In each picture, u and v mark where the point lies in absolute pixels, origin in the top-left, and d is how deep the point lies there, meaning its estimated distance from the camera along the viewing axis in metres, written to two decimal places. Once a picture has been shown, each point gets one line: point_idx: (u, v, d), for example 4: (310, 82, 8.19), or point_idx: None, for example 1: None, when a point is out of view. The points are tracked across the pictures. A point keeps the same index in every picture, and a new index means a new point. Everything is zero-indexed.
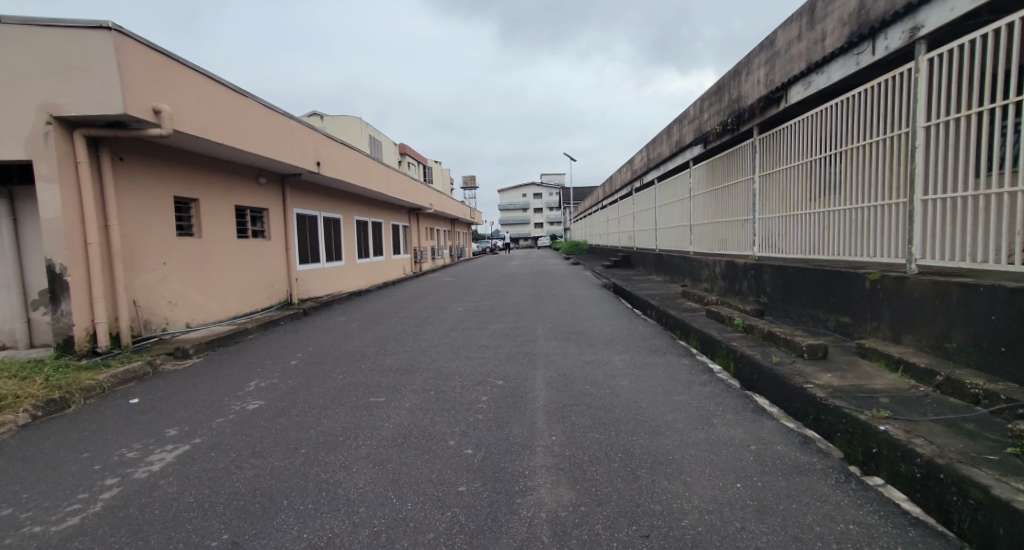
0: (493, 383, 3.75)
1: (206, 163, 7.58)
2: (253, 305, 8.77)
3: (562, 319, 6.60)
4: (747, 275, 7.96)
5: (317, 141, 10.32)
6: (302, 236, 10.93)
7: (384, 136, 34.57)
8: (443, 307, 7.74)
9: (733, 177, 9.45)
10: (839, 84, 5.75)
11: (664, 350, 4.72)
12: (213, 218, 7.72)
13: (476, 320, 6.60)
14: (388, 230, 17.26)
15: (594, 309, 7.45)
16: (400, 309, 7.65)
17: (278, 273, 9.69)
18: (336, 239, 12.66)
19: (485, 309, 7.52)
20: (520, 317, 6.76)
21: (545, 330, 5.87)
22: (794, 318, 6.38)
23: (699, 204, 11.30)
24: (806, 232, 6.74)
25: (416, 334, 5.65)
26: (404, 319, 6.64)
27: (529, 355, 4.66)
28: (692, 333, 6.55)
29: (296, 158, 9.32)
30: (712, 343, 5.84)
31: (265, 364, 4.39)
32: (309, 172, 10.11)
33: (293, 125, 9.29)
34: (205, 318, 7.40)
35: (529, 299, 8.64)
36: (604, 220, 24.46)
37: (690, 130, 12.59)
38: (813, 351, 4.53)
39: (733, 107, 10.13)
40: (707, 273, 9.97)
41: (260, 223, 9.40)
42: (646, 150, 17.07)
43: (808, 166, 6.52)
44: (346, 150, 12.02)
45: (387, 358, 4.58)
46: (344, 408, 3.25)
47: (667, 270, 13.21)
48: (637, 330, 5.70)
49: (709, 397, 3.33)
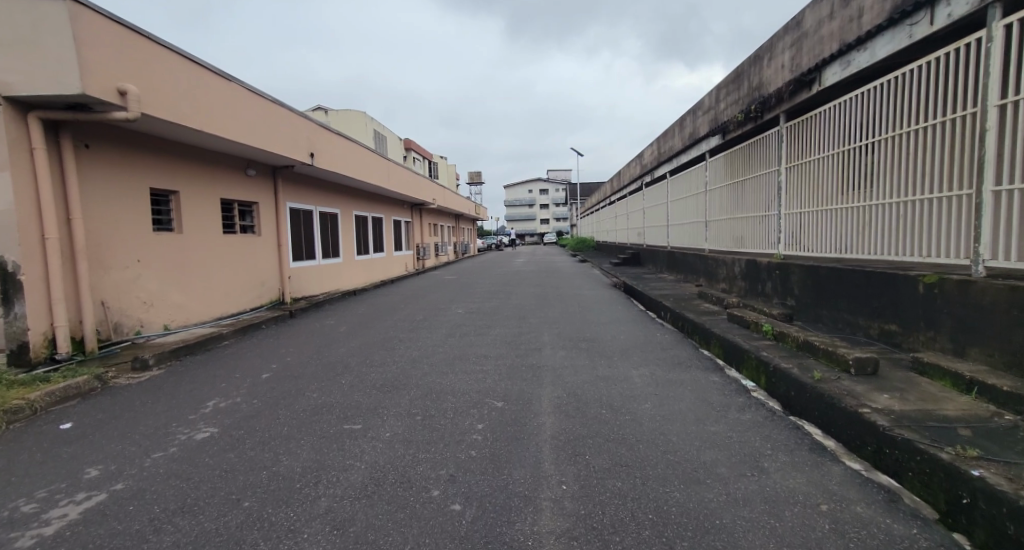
0: (491, 405, 3.19)
1: (186, 152, 7.07)
2: (241, 305, 8.27)
3: (571, 323, 6.02)
4: (771, 275, 7.32)
5: (311, 132, 9.78)
6: (296, 232, 10.41)
7: (388, 131, 34.06)
8: (441, 309, 7.19)
9: (755, 169, 8.79)
10: (885, 62, 5.06)
11: (688, 364, 4.13)
12: (195, 212, 7.22)
13: (477, 324, 6.04)
14: (390, 226, 16.73)
15: (605, 312, 6.84)
16: (396, 310, 7.10)
17: (269, 271, 9.19)
18: (333, 236, 12.14)
19: (487, 312, 6.95)
20: (524, 322, 6.18)
21: (552, 337, 5.28)
22: (827, 324, 5.75)
23: (715, 199, 10.64)
24: (840, 229, 6.10)
25: (409, 341, 5.09)
26: (399, 323, 6.11)
27: (534, 368, 4.09)
28: (714, 340, 5.95)
29: (287, 149, 8.78)
30: (738, 352, 5.23)
31: (233, 378, 3.85)
32: (302, 164, 9.56)
33: (284, 114, 8.74)
34: (186, 319, 6.92)
35: (534, 300, 8.07)
36: (612, 216, 23.82)
37: (705, 121, 11.91)
38: (861, 366, 3.92)
39: (754, 94, 9.45)
40: (724, 272, 9.33)
41: (248, 218, 8.87)
42: (658, 143, 16.40)
43: (843, 156, 5.90)
44: (344, 142, 11.46)
45: (373, 370, 4.03)
46: (309, 439, 2.70)
47: (680, 268, 12.58)
48: (655, 339, 5.10)
49: (751, 429, 2.74)
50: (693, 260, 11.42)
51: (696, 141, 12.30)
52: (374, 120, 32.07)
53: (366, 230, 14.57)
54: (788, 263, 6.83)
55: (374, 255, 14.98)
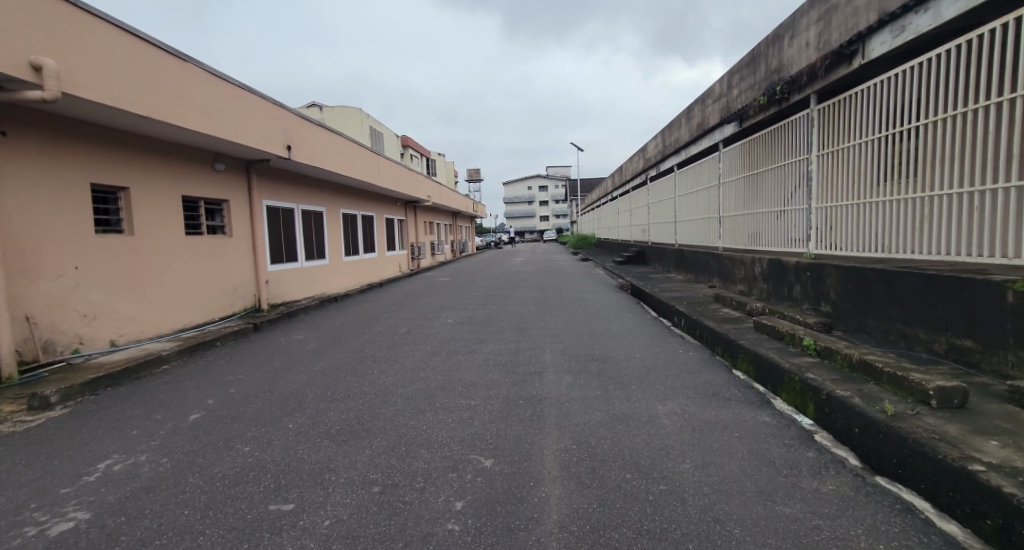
0: (477, 467, 2.38)
1: (137, 143, 6.25)
2: (208, 314, 7.46)
3: (577, 337, 5.22)
4: (801, 277, 6.51)
5: (287, 122, 8.95)
6: (275, 232, 9.59)
7: (383, 128, 33.22)
8: (430, 319, 6.39)
9: (776, 160, 7.96)
10: (950, 24, 4.22)
11: (727, 395, 3.31)
12: (150, 211, 6.41)
13: (468, 339, 5.24)
14: (381, 225, 15.93)
15: (615, 322, 6.04)
16: (378, 321, 6.32)
17: (242, 276, 8.37)
18: (317, 236, 11.32)
19: (481, 322, 6.17)
20: (524, 335, 5.39)
21: (557, 356, 4.48)
22: (876, 336, 4.92)
23: (729, 193, 9.83)
24: (887, 225, 5.28)
25: (385, 363, 4.29)
26: (379, 337, 5.32)
27: (536, 403, 3.27)
28: (744, 353, 5.16)
29: (258, 141, 7.96)
30: (777, 373, 4.42)
31: (152, 420, 3.01)
32: (278, 158, 8.72)
33: (253, 101, 7.91)
34: (139, 333, 6.10)
35: (535, 306, 7.29)
36: (614, 213, 23.05)
37: (716, 110, 11.08)
38: (945, 397, 3.08)
39: (773, 78, 8.60)
40: (743, 273, 8.53)
41: (217, 217, 8.03)
42: (662, 135, 15.58)
43: (892, 140, 5.07)
44: (327, 134, 10.62)
45: (332, 407, 3.21)
46: (211, 534, 1.87)
47: (690, 268, 11.77)
48: (679, 358, 4.28)
49: (842, 511, 1.91)
50: (705, 259, 10.62)
51: (706, 131, 11.46)
52: (370, 117, 31.20)
53: (356, 230, 13.76)
54: (821, 264, 6.02)
55: (364, 256, 14.19)
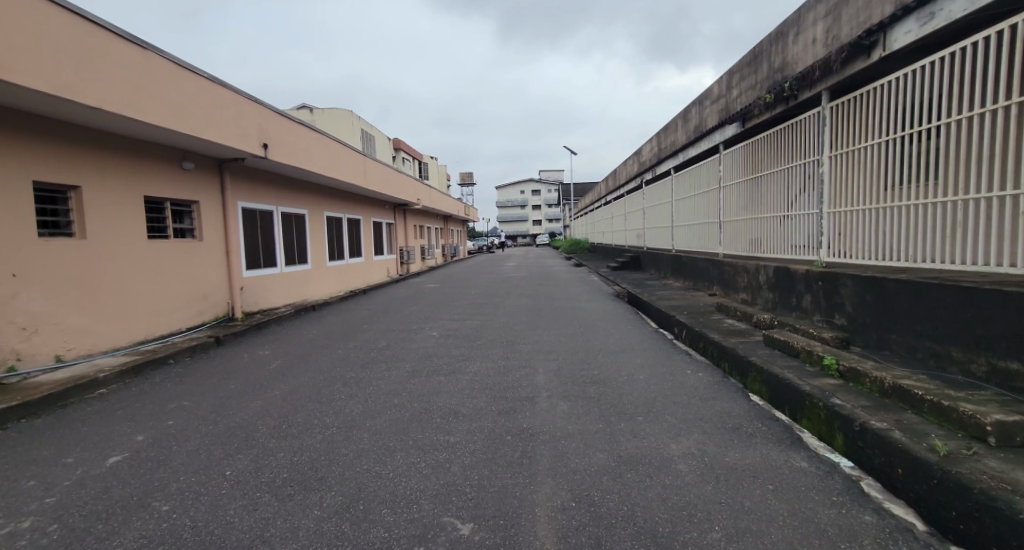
0: (452, 537, 1.87)
1: (90, 138, 5.69)
2: (173, 325, 6.88)
3: (573, 354, 4.74)
4: (812, 287, 6.07)
5: (263, 119, 8.42)
6: (251, 236, 9.02)
7: (375, 130, 32.70)
8: (413, 332, 5.88)
9: (780, 162, 7.57)
10: (989, 9, 3.80)
11: (752, 430, 2.83)
12: (105, 212, 5.84)
13: (453, 356, 4.73)
14: (369, 229, 15.40)
15: (614, 336, 5.56)
16: (356, 333, 5.79)
17: (213, 283, 7.80)
18: (298, 240, 10.74)
19: (468, 335, 5.67)
20: (514, 351, 4.90)
21: (550, 378, 3.99)
22: (902, 353, 4.48)
23: (730, 198, 9.43)
24: (910, 232, 4.85)
25: (356, 387, 3.77)
26: (354, 354, 4.80)
27: (527, 441, 2.76)
28: (756, 371, 4.71)
29: (231, 138, 7.42)
30: (797, 396, 3.95)
31: (60, 465, 2.45)
32: (253, 156, 8.16)
33: (224, 95, 7.38)
34: (90, 347, 5.52)
35: (527, 317, 6.80)
36: (608, 217, 22.69)
37: (715, 112, 10.70)
38: (1007, 434, 2.62)
39: (777, 77, 8.22)
40: (745, 281, 8.11)
41: (185, 219, 7.45)
42: (658, 138, 15.22)
43: (917, 140, 4.66)
44: (309, 132, 10.06)
45: (283, 446, 2.68)
46: None
47: (687, 275, 11.36)
48: (688, 381, 3.81)
49: None
50: (704, 266, 10.22)
51: (705, 133, 11.10)
52: (361, 120, 30.68)
53: (341, 234, 13.22)
54: (835, 274, 5.59)
55: (350, 261, 13.64)
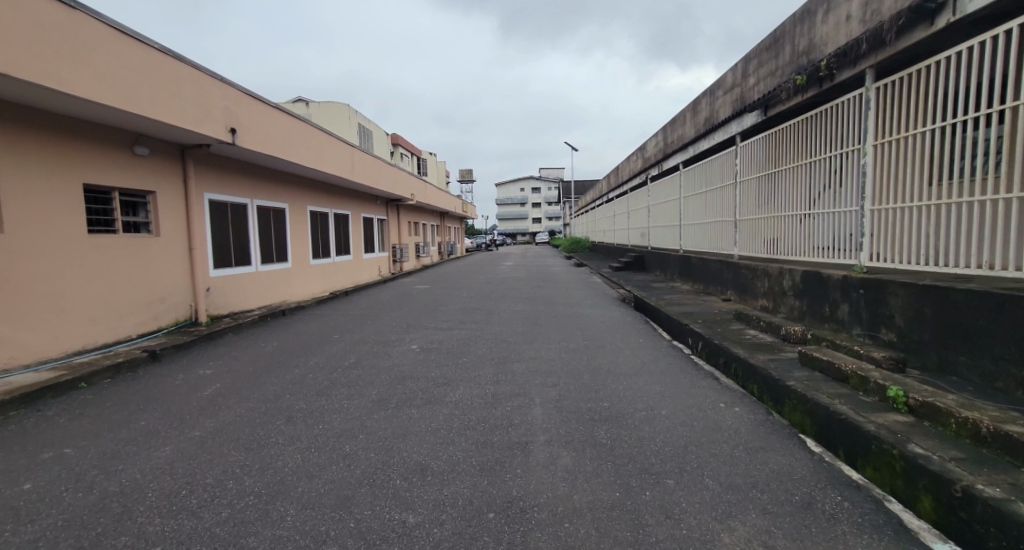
0: None
1: (10, 115, 4.86)
2: (120, 332, 6.07)
3: (577, 377, 3.95)
4: (851, 296, 5.27)
5: (232, 101, 7.58)
6: (220, 232, 8.19)
7: (371, 124, 31.92)
8: (390, 345, 5.07)
9: (806, 155, 6.75)
10: None
11: (829, 508, 2.01)
12: (29, 203, 5.00)
13: (432, 378, 3.93)
14: (358, 225, 14.59)
15: (625, 352, 4.76)
16: (323, 346, 4.97)
17: (171, 283, 6.98)
18: (275, 236, 9.91)
19: (453, 349, 4.87)
20: (507, 372, 4.10)
21: (550, 412, 3.18)
22: (977, 382, 3.67)
23: (747, 195, 8.63)
24: (983, 232, 4.02)
25: (303, 424, 2.96)
26: (314, 375, 3.99)
27: (515, 523, 1.95)
28: (797, 398, 3.91)
29: (190, 120, 6.58)
30: (857, 437, 3.13)
31: None
32: (218, 142, 7.30)
33: (182, 73, 6.55)
34: (7, 360, 4.71)
35: (523, 326, 6.00)
36: (610, 215, 21.92)
37: (730, 102, 9.88)
38: None
39: (802, 61, 7.39)
40: (766, 286, 7.32)
41: (138, 212, 6.62)
42: (664, 132, 14.43)
43: (995, 122, 3.85)
44: (287, 119, 9.20)
45: (162, 534, 1.86)
46: None
47: (697, 278, 10.58)
48: (723, 419, 3.00)
49: None
50: (717, 268, 9.43)
51: (718, 125, 10.28)
52: (358, 113, 29.84)
53: (326, 230, 12.41)
54: (882, 281, 4.79)
55: (336, 259, 12.83)
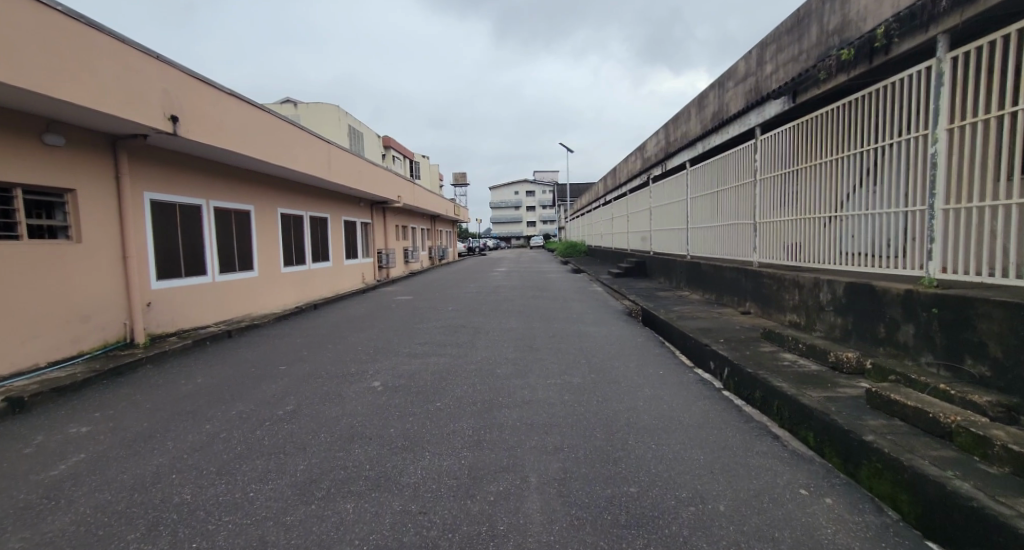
0: None
1: None
2: (22, 361, 4.95)
3: (587, 437, 2.89)
4: (918, 316, 4.27)
5: (174, 84, 6.40)
6: (166, 237, 7.10)
7: (361, 125, 30.83)
8: (347, 382, 4.01)
9: (841, 147, 5.75)
10: None
11: None
12: None
13: (391, 439, 2.88)
14: (339, 230, 13.53)
15: (646, 391, 3.73)
16: (260, 384, 3.89)
17: (98, 298, 5.86)
18: (237, 241, 8.79)
19: (425, 389, 3.80)
20: (492, 429, 3.04)
21: (551, 511, 2.12)
22: None
23: (768, 195, 7.64)
24: None
25: (167, 542, 1.88)
26: (225, 436, 2.90)
27: None
28: (882, 461, 2.88)
29: (116, 105, 5.43)
30: (1001, 538, 2.09)
31: None
32: (157, 132, 6.20)
33: (103, 46, 5.34)
34: None
35: (515, 352, 4.94)
36: (608, 219, 20.97)
37: (744, 93, 8.88)
38: None
39: (833, 41, 6.29)
40: (797, 300, 6.36)
41: (52, 213, 5.53)
42: (667, 129, 13.48)
43: None
44: (248, 109, 8.09)
45: None
46: None
47: (710, 286, 9.60)
48: (819, 528, 1.94)
49: None
50: (733, 277, 8.45)
51: (732, 118, 9.25)
52: (348, 115, 28.81)
53: (301, 234, 11.34)
54: (967, 299, 3.76)
55: (312, 266, 11.74)
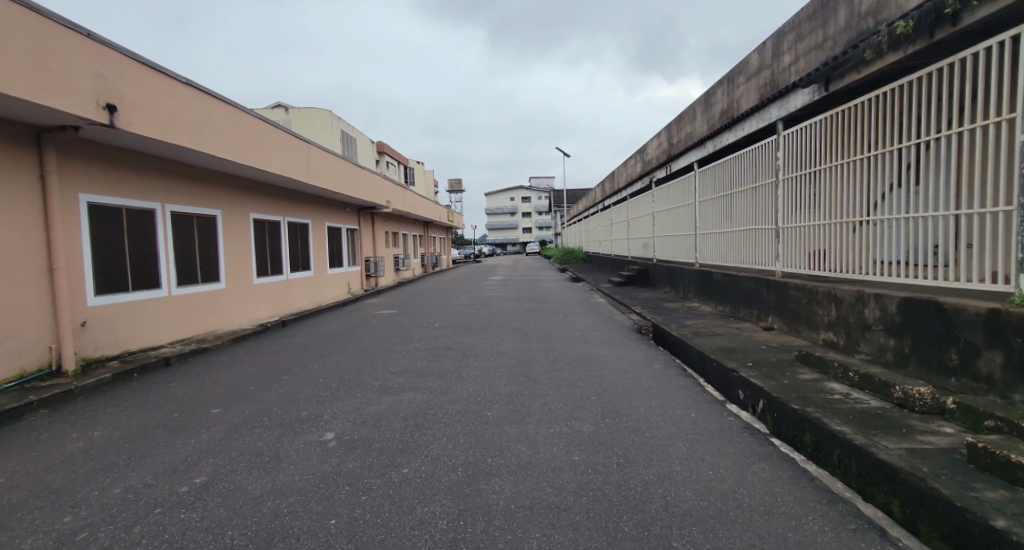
0: None
1: None
2: None
3: (613, 534, 2.00)
4: (1007, 343, 3.40)
5: (110, 66, 5.48)
6: (107, 246, 6.16)
7: (352, 129, 30.03)
8: (293, 434, 3.11)
9: (883, 136, 4.89)
10: None
11: None
12: None
13: (329, 538, 1.99)
14: (322, 237, 12.64)
15: (678, 447, 2.87)
16: (173, 441, 2.95)
17: (12, 319, 4.90)
18: (198, 249, 7.86)
19: (391, 446, 2.90)
20: (477, 519, 2.14)
21: None
22: None
23: (791, 196, 6.80)
24: None
25: None
26: (85, 538, 1.97)
27: None
28: None
29: (33, 89, 4.52)
30: None
31: None
32: (91, 124, 5.30)
33: (17, 17, 4.43)
34: None
35: (509, 387, 4.06)
36: (607, 225, 20.18)
37: (759, 87, 8.07)
38: None
39: (867, 23, 5.30)
40: (833, 316, 5.51)
41: None
42: (670, 129, 12.71)
43: None
44: (209, 101, 7.21)
45: None
46: None
47: (724, 298, 8.74)
48: None
49: None
50: (753, 288, 7.61)
51: (747, 113, 8.46)
52: (338, 119, 27.99)
53: (277, 242, 10.42)
54: None
55: (290, 276, 10.80)
